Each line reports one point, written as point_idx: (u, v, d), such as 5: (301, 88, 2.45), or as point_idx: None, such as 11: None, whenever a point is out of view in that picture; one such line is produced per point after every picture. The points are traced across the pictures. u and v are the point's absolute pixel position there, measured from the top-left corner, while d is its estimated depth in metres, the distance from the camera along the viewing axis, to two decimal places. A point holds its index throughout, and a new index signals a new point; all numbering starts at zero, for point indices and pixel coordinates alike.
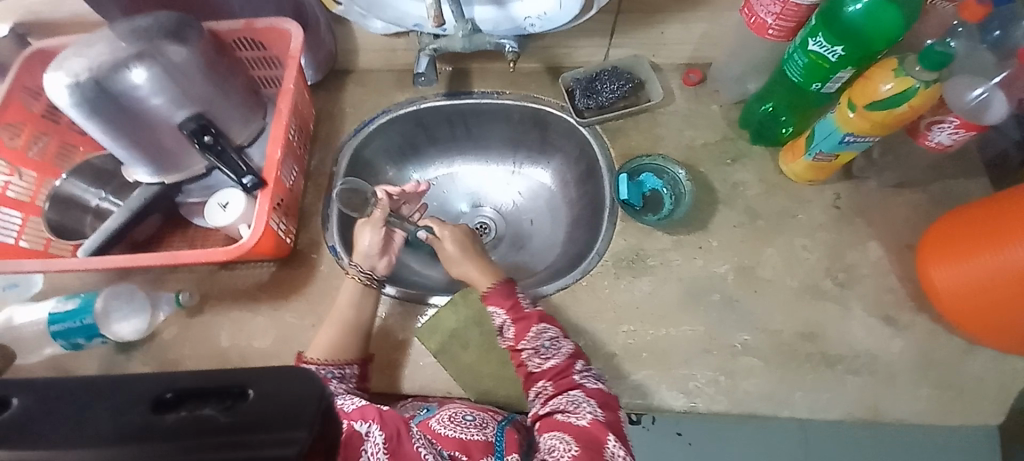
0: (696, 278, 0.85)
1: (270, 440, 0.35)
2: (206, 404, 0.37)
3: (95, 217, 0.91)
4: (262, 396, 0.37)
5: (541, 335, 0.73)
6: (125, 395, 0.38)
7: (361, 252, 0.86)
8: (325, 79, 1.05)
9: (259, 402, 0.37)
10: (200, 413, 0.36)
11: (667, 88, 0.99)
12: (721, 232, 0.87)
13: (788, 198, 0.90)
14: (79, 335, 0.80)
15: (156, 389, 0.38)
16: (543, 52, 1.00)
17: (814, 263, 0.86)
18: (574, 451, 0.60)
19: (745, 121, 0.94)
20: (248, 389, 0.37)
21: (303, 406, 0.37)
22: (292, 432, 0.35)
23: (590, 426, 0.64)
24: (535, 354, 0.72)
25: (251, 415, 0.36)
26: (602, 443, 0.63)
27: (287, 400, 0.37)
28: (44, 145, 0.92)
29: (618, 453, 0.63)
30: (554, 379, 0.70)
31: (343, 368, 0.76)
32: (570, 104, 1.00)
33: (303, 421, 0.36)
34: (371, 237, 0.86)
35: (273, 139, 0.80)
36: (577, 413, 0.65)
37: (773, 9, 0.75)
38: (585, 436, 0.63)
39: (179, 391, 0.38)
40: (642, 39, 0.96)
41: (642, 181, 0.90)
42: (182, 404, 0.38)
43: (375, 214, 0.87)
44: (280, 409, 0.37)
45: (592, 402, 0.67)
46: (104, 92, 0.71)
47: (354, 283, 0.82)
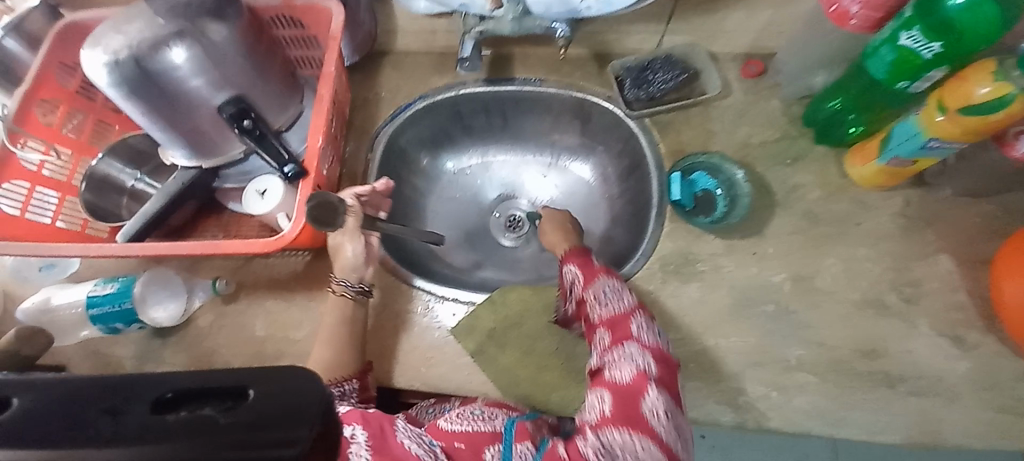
0: (749, 287, 0.80)
1: (273, 441, 0.33)
2: (206, 406, 0.35)
3: (130, 198, 0.89)
4: (263, 395, 0.35)
5: (606, 287, 0.69)
6: (124, 396, 0.34)
7: (346, 266, 0.77)
8: (360, 61, 1.00)
9: (261, 401, 0.34)
10: (200, 413, 0.33)
11: (724, 80, 0.93)
12: (778, 238, 0.82)
13: (852, 203, 0.84)
14: (114, 321, 0.79)
15: (152, 389, 0.35)
16: (591, 37, 0.94)
17: (877, 275, 0.81)
18: (608, 414, 0.59)
19: (809, 119, 0.87)
20: (249, 389, 0.35)
21: (310, 411, 0.35)
22: (293, 431, 0.33)
23: (633, 384, 0.61)
24: (599, 298, 0.69)
25: (254, 416, 0.33)
26: (643, 404, 0.59)
27: (294, 407, 0.35)
28: (79, 122, 0.90)
29: (661, 419, 0.59)
30: (610, 327, 0.67)
31: (342, 386, 0.72)
32: (619, 94, 0.93)
33: (307, 420, 0.34)
34: (353, 249, 0.76)
35: (314, 127, 0.77)
36: (623, 368, 0.62)
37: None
38: (627, 393, 0.60)
39: (179, 390, 0.35)
40: (700, 26, 0.89)
41: (694, 180, 0.86)
42: (181, 405, 0.35)
43: (349, 225, 0.75)
44: (281, 409, 0.34)
45: (647, 357, 0.63)
46: (142, 72, 0.67)
47: (344, 300, 0.77)
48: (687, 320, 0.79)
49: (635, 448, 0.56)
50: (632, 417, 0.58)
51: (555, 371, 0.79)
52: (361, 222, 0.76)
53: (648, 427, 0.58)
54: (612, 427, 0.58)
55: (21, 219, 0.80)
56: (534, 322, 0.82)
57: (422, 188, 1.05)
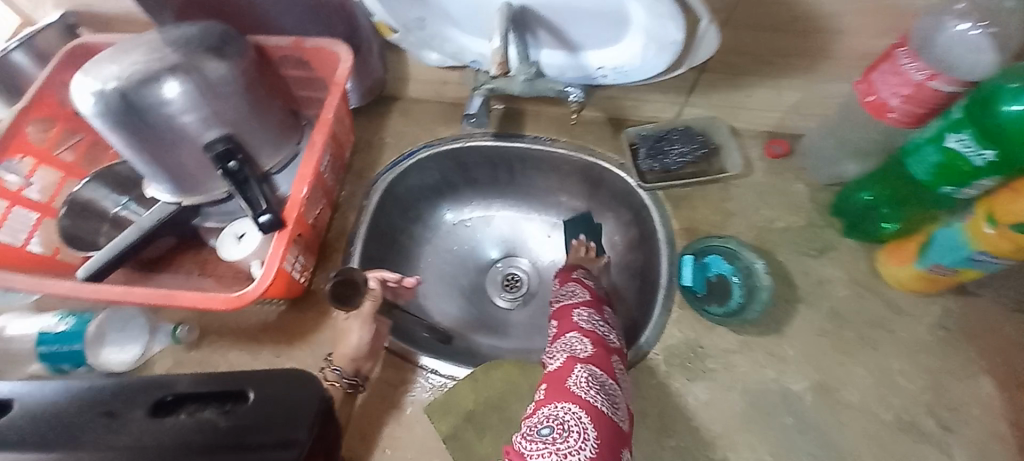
0: (765, 392, 0.71)
1: (271, 442, 0.47)
2: (208, 408, 0.52)
3: (112, 226, 0.85)
4: (259, 401, 0.51)
5: (560, 292, 0.78)
6: (126, 404, 0.51)
7: (347, 354, 0.71)
8: (369, 104, 0.98)
9: (255, 407, 0.50)
10: (206, 416, 0.50)
11: (746, 157, 0.87)
12: (799, 338, 0.74)
13: (884, 305, 0.76)
14: (64, 361, 0.72)
15: (157, 396, 0.52)
16: (607, 102, 0.90)
17: (913, 394, 0.71)
18: (545, 392, 0.61)
19: (838, 208, 0.81)
20: (246, 393, 0.52)
21: (299, 414, 0.50)
22: (292, 436, 0.48)
23: (566, 363, 0.63)
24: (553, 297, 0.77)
25: (244, 418, 0.49)
26: (574, 375, 0.61)
27: (276, 410, 0.50)
28: (76, 142, 0.89)
29: (590, 387, 0.59)
30: (557, 321, 0.72)
31: None
32: (632, 162, 0.88)
33: (301, 424, 0.49)
34: (359, 337, 0.72)
35: (301, 174, 0.73)
36: (561, 353, 0.65)
37: (902, 90, 0.64)
38: (560, 371, 0.63)
39: (178, 394, 0.52)
40: (722, 100, 0.85)
41: (708, 263, 0.79)
42: (182, 408, 0.52)
43: (366, 308, 0.73)
44: (278, 414, 0.50)
45: (583, 339, 0.66)
46: (129, 105, 0.65)
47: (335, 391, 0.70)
48: (693, 424, 0.69)
49: (563, 411, 0.57)
50: (563, 388, 0.60)
51: None
52: (375, 310, 0.74)
53: (575, 394, 0.58)
54: (547, 400, 0.59)
55: None
56: (517, 408, 0.73)
57: (418, 238, 0.99)
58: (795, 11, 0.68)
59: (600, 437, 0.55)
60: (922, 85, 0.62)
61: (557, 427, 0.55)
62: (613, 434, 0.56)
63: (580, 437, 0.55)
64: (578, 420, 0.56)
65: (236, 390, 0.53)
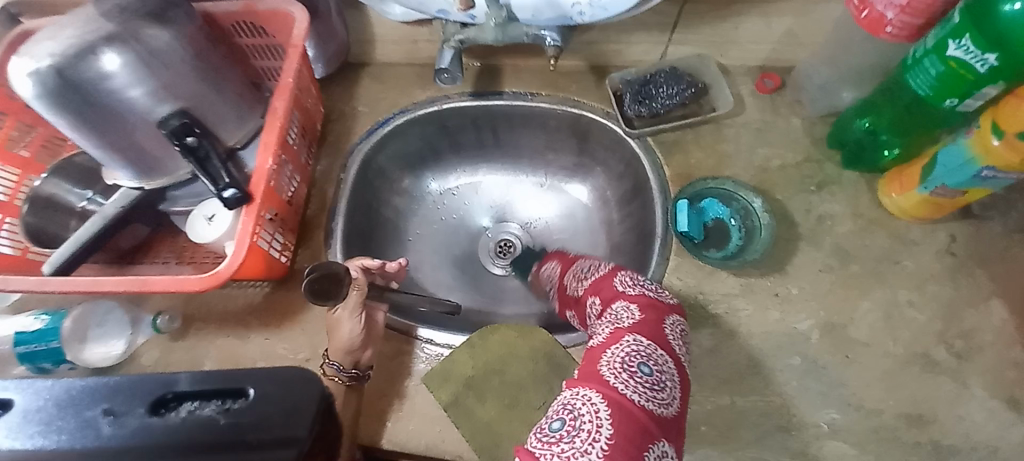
0: (770, 334, 0.69)
1: (271, 442, 0.38)
2: (207, 404, 0.41)
3: (79, 220, 0.79)
4: (264, 396, 0.40)
5: (591, 266, 0.74)
6: (117, 397, 0.39)
7: (341, 348, 0.67)
8: (337, 72, 0.92)
9: (260, 403, 0.40)
10: (200, 415, 0.39)
11: (738, 95, 0.83)
12: (803, 277, 0.71)
13: (889, 237, 0.73)
14: (44, 360, 0.69)
15: (156, 389, 0.40)
16: (589, 47, 0.84)
17: (921, 324, 0.69)
18: (575, 374, 0.58)
19: (837, 138, 0.77)
20: (246, 388, 0.41)
21: (304, 412, 0.40)
22: (295, 434, 0.39)
23: (613, 334, 0.60)
24: (590, 268, 0.74)
25: (252, 418, 0.40)
26: (609, 354, 0.57)
27: (280, 407, 0.40)
28: (32, 138, 0.83)
29: (622, 372, 0.55)
30: (597, 292, 0.69)
31: None
32: (618, 110, 0.84)
33: (304, 423, 0.39)
34: (350, 328, 0.67)
35: (264, 145, 0.69)
36: (606, 325, 0.62)
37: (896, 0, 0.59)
38: (602, 345, 0.60)
39: (178, 391, 0.41)
40: (710, 36, 0.80)
41: (703, 208, 0.75)
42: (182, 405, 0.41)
43: (352, 300, 0.67)
44: (282, 410, 0.40)
45: (630, 312, 0.62)
46: (68, 83, 0.59)
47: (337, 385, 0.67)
48: (698, 373, 0.67)
49: (582, 401, 0.53)
50: (594, 370, 0.56)
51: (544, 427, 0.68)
52: (363, 298, 0.68)
53: (601, 380, 0.54)
54: (572, 384, 0.57)
55: None
56: (519, 369, 0.71)
57: (404, 210, 0.95)
58: None
59: (616, 435, 0.50)
60: None
61: (569, 420, 0.52)
62: (639, 430, 0.51)
63: (595, 430, 0.51)
64: (594, 413, 0.52)
65: (235, 386, 0.41)
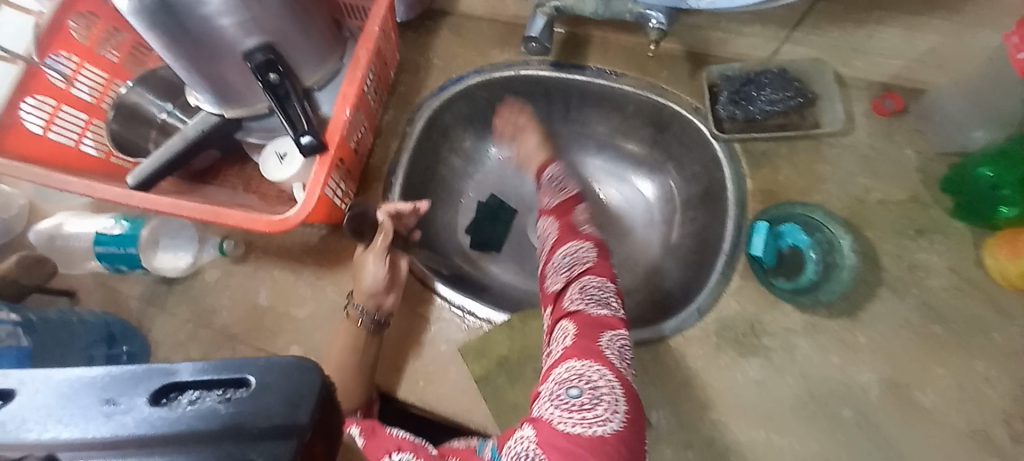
0: (826, 381, 0.65)
1: (271, 431, 0.28)
2: (207, 394, 0.30)
3: (158, 132, 0.82)
4: (262, 386, 0.29)
5: (584, 212, 0.75)
6: (119, 384, 0.29)
7: (365, 290, 0.70)
8: (416, 20, 0.88)
9: (258, 394, 0.29)
10: (201, 406, 0.29)
11: (849, 113, 0.74)
12: (876, 328, 0.66)
13: (983, 302, 0.66)
14: (121, 263, 0.74)
15: (138, 382, 0.29)
16: (691, 33, 0.76)
17: (994, 400, 0.63)
18: (574, 342, 0.58)
19: (952, 185, 0.69)
20: (245, 378, 0.29)
21: (303, 401, 0.29)
22: (291, 419, 0.28)
23: (605, 319, 0.61)
24: (581, 224, 0.73)
25: (251, 415, 0.28)
26: (608, 335, 0.59)
27: (281, 395, 0.29)
28: (121, 41, 0.84)
29: (620, 355, 0.58)
30: (591, 255, 0.68)
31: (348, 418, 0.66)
32: (709, 108, 0.77)
33: (305, 409, 0.28)
34: (375, 270, 0.70)
35: (344, 94, 0.68)
36: (593, 302, 0.62)
37: None
38: (597, 324, 0.60)
39: (171, 382, 0.29)
40: (833, 41, 0.70)
41: (781, 233, 0.70)
42: (179, 395, 0.30)
43: (377, 242, 0.71)
44: (283, 399, 0.29)
45: (615, 296, 0.65)
46: (164, 4, 0.56)
47: (359, 330, 0.69)
48: (737, 402, 0.66)
49: (596, 374, 0.55)
50: (597, 347, 0.58)
51: None
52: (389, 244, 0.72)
53: (609, 358, 0.57)
54: (576, 354, 0.57)
55: (43, 138, 0.75)
56: None
57: (461, 173, 0.94)
58: None
59: (631, 409, 0.54)
60: None
61: (588, 390, 0.54)
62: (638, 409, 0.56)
63: (613, 402, 0.53)
64: (611, 388, 0.54)
65: (235, 371, 0.30)
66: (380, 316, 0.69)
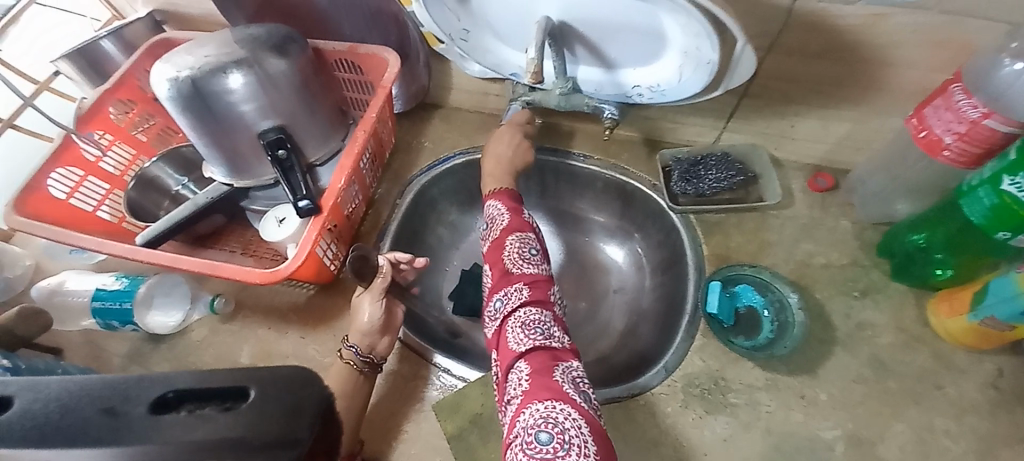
0: (792, 439, 0.66)
1: (271, 441, 0.32)
2: (207, 406, 0.34)
3: (171, 202, 0.92)
4: (263, 397, 0.34)
5: (519, 243, 0.71)
6: (126, 396, 0.34)
7: (360, 329, 0.72)
8: (411, 110, 1.02)
9: (260, 404, 0.34)
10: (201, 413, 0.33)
11: (787, 188, 0.84)
12: (834, 384, 0.69)
13: (932, 359, 0.70)
14: (113, 318, 0.78)
15: (153, 391, 0.34)
16: (645, 122, 0.89)
17: (960, 460, 0.64)
18: (529, 383, 0.58)
19: (885, 248, 0.76)
20: (250, 389, 0.34)
21: (303, 411, 0.34)
22: (293, 431, 0.33)
23: (555, 352, 0.62)
24: (518, 260, 0.69)
25: (251, 419, 0.33)
26: (561, 369, 0.60)
27: (280, 404, 0.34)
28: (151, 124, 0.96)
29: (577, 387, 0.59)
30: (529, 287, 0.67)
31: None
32: (664, 184, 0.87)
33: (304, 422, 0.34)
34: (370, 311, 0.73)
35: (341, 166, 0.78)
36: (539, 335, 0.63)
37: (956, 127, 0.60)
38: (547, 361, 0.61)
39: (181, 391, 0.35)
40: (763, 129, 0.83)
41: (737, 293, 0.77)
42: (184, 406, 0.34)
43: (375, 284, 0.74)
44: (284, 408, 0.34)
45: (560, 327, 0.66)
46: (197, 92, 0.70)
47: (350, 370, 0.70)
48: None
49: (562, 415, 0.55)
50: (556, 386, 0.58)
51: None
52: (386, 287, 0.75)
53: (571, 396, 0.57)
54: (538, 397, 0.57)
55: (65, 203, 0.83)
56: None
57: (445, 241, 1.01)
58: (844, 40, 0.65)
59: (602, 450, 0.54)
60: (977, 123, 0.58)
61: (557, 434, 0.53)
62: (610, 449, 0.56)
63: (583, 446, 0.53)
64: (579, 430, 0.54)
65: (238, 385, 0.35)
66: (372, 358, 0.71)
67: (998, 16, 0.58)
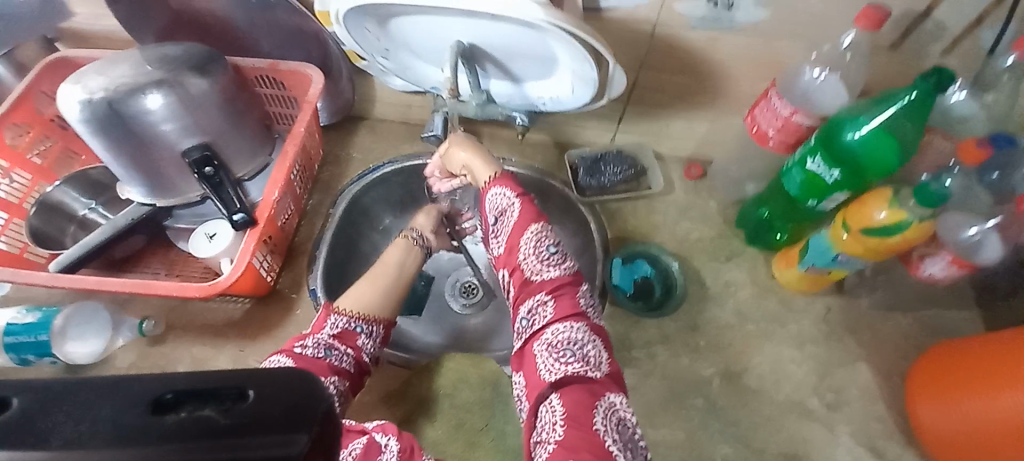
0: (682, 380, 0.83)
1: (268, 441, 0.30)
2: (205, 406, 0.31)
3: (78, 227, 0.88)
4: (264, 397, 0.32)
5: (537, 236, 0.67)
6: (115, 394, 0.31)
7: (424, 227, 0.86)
8: (337, 123, 1.06)
9: (262, 403, 0.31)
10: (199, 414, 0.30)
11: (668, 178, 1.02)
12: (709, 332, 0.87)
13: (779, 304, 0.90)
14: (29, 351, 0.74)
15: (152, 390, 0.31)
16: (552, 127, 1.02)
17: (801, 378, 0.84)
18: (563, 429, 0.53)
19: (741, 222, 0.95)
20: (248, 390, 0.32)
21: (305, 412, 0.32)
22: (293, 433, 0.30)
23: (593, 387, 0.57)
24: (537, 263, 0.66)
25: (253, 418, 0.31)
26: (601, 412, 0.55)
27: (282, 404, 0.32)
28: (47, 147, 0.91)
29: (614, 432, 0.54)
30: (553, 299, 0.64)
31: (371, 325, 0.71)
32: (572, 180, 1.00)
33: (306, 423, 0.31)
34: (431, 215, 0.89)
35: (273, 179, 0.82)
36: (574, 363, 0.59)
37: (774, 123, 0.79)
38: (586, 402, 0.55)
39: (180, 391, 0.31)
40: (647, 130, 0.99)
41: (634, 266, 0.92)
42: (182, 406, 0.31)
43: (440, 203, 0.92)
44: (286, 407, 0.32)
45: (594, 345, 0.61)
46: (114, 113, 0.71)
47: (408, 240, 0.81)
48: None
49: None
50: (592, 435, 0.53)
51: (483, 450, 0.77)
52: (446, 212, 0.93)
53: (606, 445, 0.53)
54: (571, 446, 0.52)
55: None
56: (469, 394, 0.81)
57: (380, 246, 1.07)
58: (693, 57, 0.82)
59: None
60: (788, 119, 0.77)
61: None
62: None
63: None
64: None
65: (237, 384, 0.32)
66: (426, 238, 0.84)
67: (795, 40, 0.77)
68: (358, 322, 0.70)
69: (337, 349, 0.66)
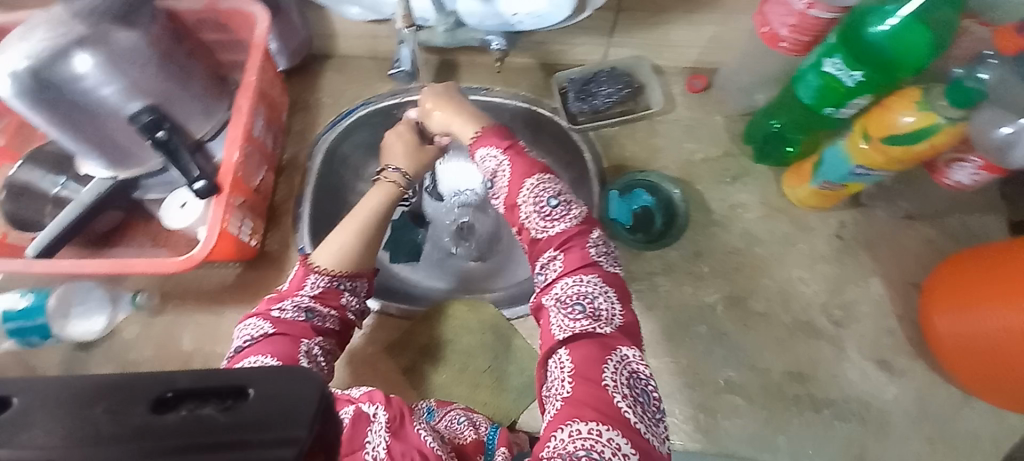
0: (685, 309, 0.81)
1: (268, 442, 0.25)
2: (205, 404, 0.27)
3: (54, 205, 0.84)
4: (266, 394, 0.27)
5: (537, 189, 0.62)
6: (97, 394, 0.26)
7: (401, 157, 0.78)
8: (301, 65, 0.97)
9: (264, 401, 0.27)
10: (196, 414, 0.26)
11: (669, 94, 0.92)
12: (714, 259, 0.83)
13: (789, 224, 0.85)
14: (32, 335, 0.76)
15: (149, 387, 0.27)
16: (537, 47, 0.91)
17: (811, 298, 0.81)
18: (570, 387, 0.52)
19: (750, 136, 0.87)
20: (248, 387, 0.27)
21: (304, 405, 0.27)
22: (291, 430, 0.26)
23: (603, 342, 0.54)
24: (540, 218, 0.62)
25: (254, 419, 0.26)
26: (610, 366, 0.53)
27: (281, 401, 0.27)
28: (3, 125, 0.85)
29: (624, 388, 0.52)
30: (563, 253, 0.60)
31: (354, 281, 0.68)
32: (563, 106, 0.91)
33: (304, 419, 0.26)
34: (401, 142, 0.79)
35: (231, 138, 0.75)
36: (580, 318, 0.56)
37: (788, 20, 0.68)
38: (593, 357, 0.53)
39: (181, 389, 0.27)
40: (644, 40, 0.87)
41: (633, 197, 0.86)
42: (183, 404, 0.27)
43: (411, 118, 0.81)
44: (283, 406, 0.27)
45: (606, 296, 0.58)
46: (44, 83, 0.64)
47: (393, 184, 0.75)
48: None
49: (607, 438, 0.48)
50: (602, 391, 0.51)
51: (486, 390, 0.81)
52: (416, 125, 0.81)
53: (613, 402, 0.50)
54: (579, 402, 0.50)
55: None
56: (471, 340, 0.84)
57: None
58: None
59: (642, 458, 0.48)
60: (804, 13, 0.66)
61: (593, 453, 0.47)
62: None
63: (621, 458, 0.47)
64: (617, 449, 0.47)
65: (238, 378, 0.28)
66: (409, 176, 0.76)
67: None
68: (340, 280, 0.67)
69: (320, 311, 0.63)
